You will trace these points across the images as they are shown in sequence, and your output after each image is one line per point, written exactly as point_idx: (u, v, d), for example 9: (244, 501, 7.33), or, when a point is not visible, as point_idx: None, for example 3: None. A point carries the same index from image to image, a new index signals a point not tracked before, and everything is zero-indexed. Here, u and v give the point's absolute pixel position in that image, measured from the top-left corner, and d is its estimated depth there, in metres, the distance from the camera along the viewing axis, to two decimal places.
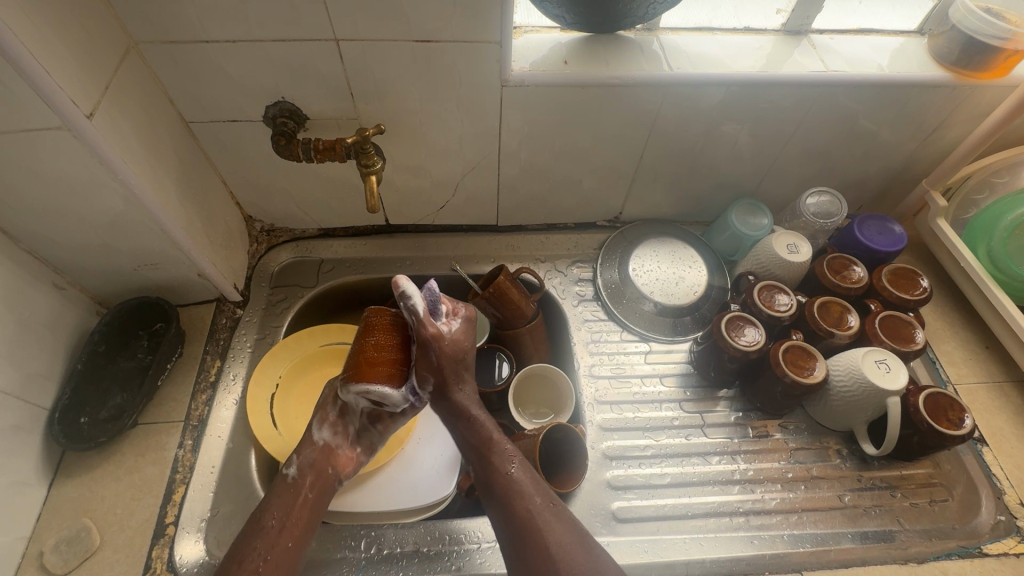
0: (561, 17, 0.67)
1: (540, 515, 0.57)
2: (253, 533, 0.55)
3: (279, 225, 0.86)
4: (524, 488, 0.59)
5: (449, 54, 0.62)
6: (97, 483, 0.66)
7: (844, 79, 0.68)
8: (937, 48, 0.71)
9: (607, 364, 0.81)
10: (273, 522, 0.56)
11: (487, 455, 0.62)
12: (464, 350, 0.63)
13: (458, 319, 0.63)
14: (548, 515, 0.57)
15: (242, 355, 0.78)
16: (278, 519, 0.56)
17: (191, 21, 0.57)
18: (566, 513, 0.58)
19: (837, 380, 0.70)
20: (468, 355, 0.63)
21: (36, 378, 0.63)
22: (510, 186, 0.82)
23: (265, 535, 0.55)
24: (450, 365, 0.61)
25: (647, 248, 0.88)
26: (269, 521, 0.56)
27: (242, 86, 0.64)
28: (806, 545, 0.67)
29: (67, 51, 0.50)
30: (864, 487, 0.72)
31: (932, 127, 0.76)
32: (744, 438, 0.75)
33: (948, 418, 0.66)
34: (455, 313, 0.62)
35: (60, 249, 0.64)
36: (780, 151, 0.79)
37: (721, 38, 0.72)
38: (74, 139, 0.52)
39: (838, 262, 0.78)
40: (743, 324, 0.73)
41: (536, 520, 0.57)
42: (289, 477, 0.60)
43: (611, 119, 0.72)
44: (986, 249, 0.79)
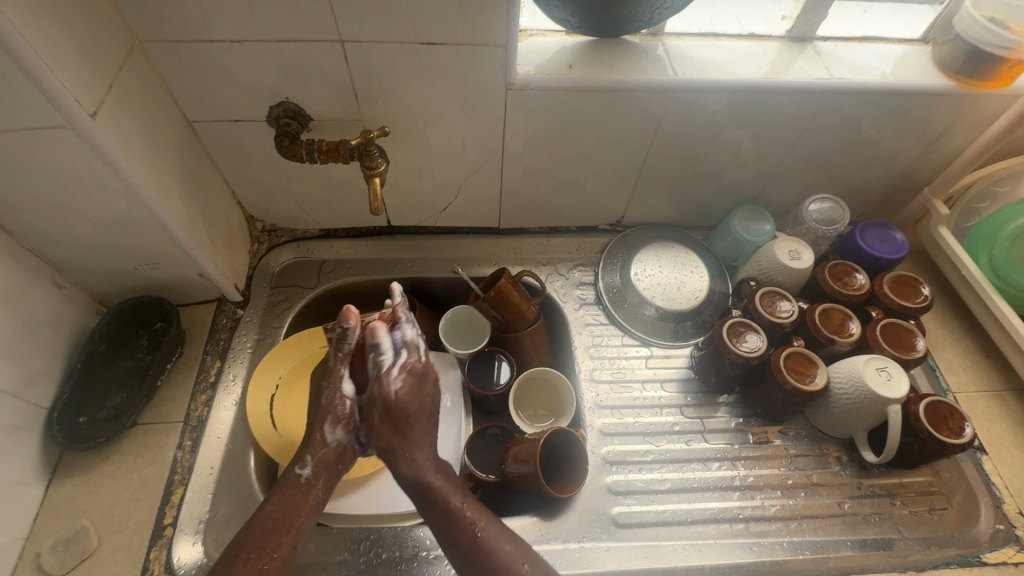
0: (566, 21, 0.67)
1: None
2: (260, 532, 0.55)
3: (280, 224, 0.85)
4: (502, 554, 0.56)
5: (454, 57, 0.62)
6: (96, 484, 0.66)
7: (849, 87, 0.68)
8: (941, 57, 0.71)
9: (607, 368, 0.81)
10: (282, 523, 0.56)
11: (451, 523, 0.58)
12: (409, 408, 0.65)
13: (407, 378, 0.65)
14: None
15: (242, 356, 0.77)
16: (286, 520, 0.56)
17: (196, 21, 0.56)
18: (544, 569, 0.56)
19: (838, 387, 0.70)
20: (418, 415, 0.65)
21: (36, 377, 0.63)
22: (513, 189, 0.82)
23: (267, 535, 0.55)
24: (388, 431, 0.64)
25: (649, 253, 0.88)
26: (274, 523, 0.56)
27: (246, 86, 0.64)
28: (806, 553, 0.67)
29: (71, 49, 0.49)
30: (863, 494, 0.72)
31: (935, 136, 0.76)
32: (744, 444, 0.75)
33: (948, 427, 0.66)
34: (405, 371, 0.65)
35: (61, 248, 0.64)
36: (783, 157, 0.79)
37: (726, 44, 0.72)
38: (78, 138, 0.52)
39: (839, 269, 0.78)
40: (745, 330, 0.73)
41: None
42: (298, 476, 0.60)
43: (615, 124, 0.72)
44: (987, 257, 0.79)
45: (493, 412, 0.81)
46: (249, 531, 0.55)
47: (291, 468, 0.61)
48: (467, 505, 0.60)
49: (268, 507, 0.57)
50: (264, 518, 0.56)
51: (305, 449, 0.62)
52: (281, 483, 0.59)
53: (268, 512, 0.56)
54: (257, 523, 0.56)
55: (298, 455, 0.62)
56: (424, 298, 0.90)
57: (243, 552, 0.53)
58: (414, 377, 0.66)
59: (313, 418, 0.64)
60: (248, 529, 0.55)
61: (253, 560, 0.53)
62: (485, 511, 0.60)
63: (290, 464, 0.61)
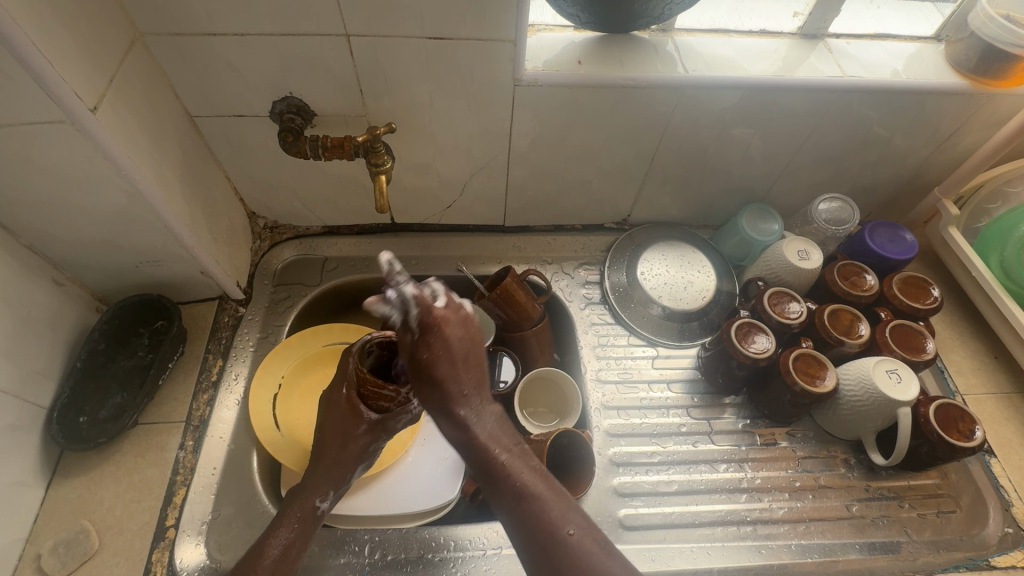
0: (575, 15, 0.66)
1: (576, 544, 0.50)
2: (270, 557, 0.53)
3: (282, 222, 0.84)
4: (549, 517, 0.51)
5: (462, 52, 0.61)
6: (97, 484, 0.65)
7: (861, 85, 0.67)
8: (954, 55, 0.70)
9: (614, 368, 0.80)
10: (291, 551, 0.54)
11: (495, 478, 0.53)
12: (446, 361, 0.51)
13: (430, 333, 0.49)
14: (579, 550, 0.50)
15: (244, 355, 0.76)
16: (295, 546, 0.55)
17: (200, 14, 0.55)
18: (598, 533, 0.52)
19: (847, 390, 0.70)
20: (456, 366, 0.52)
21: (35, 377, 0.62)
22: (519, 187, 0.81)
23: (277, 563, 0.53)
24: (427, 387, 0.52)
25: (655, 251, 0.87)
26: (284, 550, 0.54)
27: (249, 81, 0.62)
28: (813, 556, 0.67)
29: (72, 42, 0.48)
30: (871, 496, 0.72)
31: (946, 135, 0.75)
32: (751, 446, 0.75)
33: (958, 429, 0.65)
34: (428, 327, 0.49)
35: (60, 245, 0.63)
36: (793, 155, 0.78)
37: (737, 40, 0.71)
38: (77, 133, 0.51)
39: (848, 269, 0.77)
40: (753, 331, 0.72)
41: (572, 554, 0.49)
42: (316, 508, 0.57)
43: (624, 121, 0.71)
44: (998, 259, 0.79)
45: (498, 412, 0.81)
46: (258, 557, 0.53)
47: (305, 497, 0.57)
48: (514, 457, 0.54)
49: (280, 533, 0.54)
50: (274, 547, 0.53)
51: (327, 479, 0.58)
52: (295, 505, 0.57)
53: (279, 540, 0.54)
54: (266, 547, 0.53)
55: (315, 484, 0.58)
56: None
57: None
58: (439, 330, 0.50)
59: (348, 456, 0.59)
60: (260, 552, 0.53)
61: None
62: (532, 464, 0.54)
63: (310, 493, 0.57)
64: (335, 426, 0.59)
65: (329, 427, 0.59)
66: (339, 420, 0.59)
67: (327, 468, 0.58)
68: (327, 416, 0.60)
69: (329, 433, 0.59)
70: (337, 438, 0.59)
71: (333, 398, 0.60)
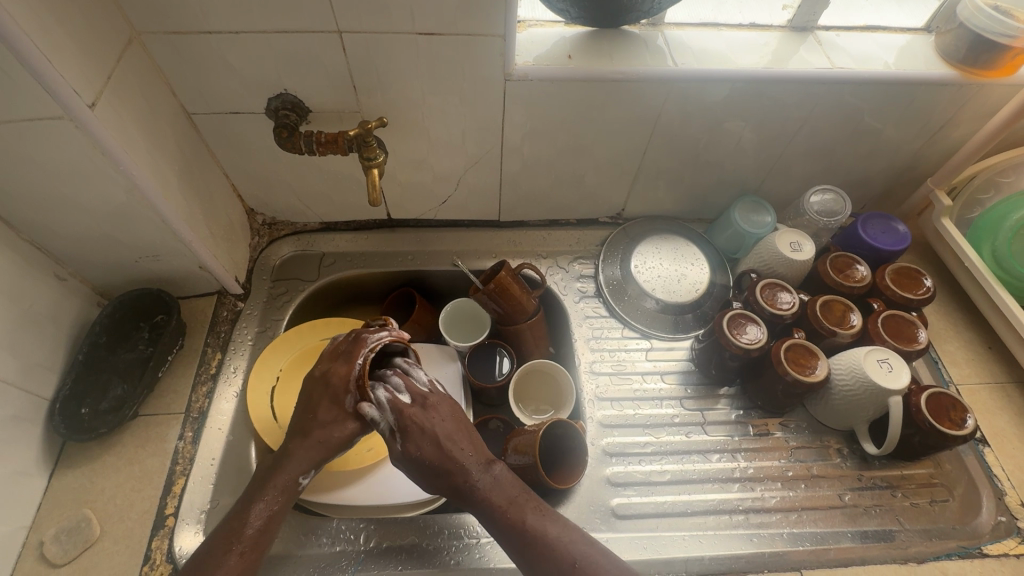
0: (565, 11, 0.67)
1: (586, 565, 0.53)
2: (252, 531, 0.54)
3: (280, 218, 0.86)
4: (536, 528, 0.56)
5: (451, 47, 0.62)
6: (98, 474, 0.66)
7: (850, 76, 0.67)
8: (944, 46, 0.70)
9: (607, 360, 0.80)
10: (271, 523, 0.56)
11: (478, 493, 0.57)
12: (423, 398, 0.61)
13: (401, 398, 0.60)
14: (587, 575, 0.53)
15: (242, 348, 0.77)
16: (273, 520, 0.56)
17: (194, 12, 0.56)
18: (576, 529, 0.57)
19: (839, 379, 0.70)
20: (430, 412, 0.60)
21: (38, 369, 0.63)
22: (513, 181, 0.82)
23: (257, 534, 0.55)
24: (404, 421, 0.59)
25: (650, 245, 0.88)
26: (256, 523, 0.55)
27: (245, 78, 0.64)
28: (805, 544, 0.67)
29: (70, 39, 0.49)
30: (864, 486, 0.72)
31: (937, 126, 0.76)
32: (744, 437, 0.75)
33: (950, 418, 0.66)
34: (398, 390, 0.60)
35: (61, 239, 0.64)
36: (784, 148, 0.78)
37: (726, 34, 0.72)
38: (75, 128, 0.52)
39: (840, 261, 0.78)
40: (745, 321, 0.73)
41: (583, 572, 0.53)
42: (297, 484, 0.58)
43: (615, 115, 0.71)
44: (991, 249, 0.79)
45: (493, 404, 0.82)
46: (239, 527, 0.54)
47: (284, 472, 0.57)
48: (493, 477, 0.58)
49: (261, 505, 0.56)
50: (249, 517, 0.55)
51: (308, 459, 0.58)
52: (276, 479, 0.57)
53: (260, 512, 0.55)
54: (248, 520, 0.55)
55: (297, 462, 0.58)
56: (425, 291, 0.91)
57: (228, 552, 0.53)
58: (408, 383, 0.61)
59: (321, 436, 0.59)
60: (242, 526, 0.54)
61: (247, 553, 0.54)
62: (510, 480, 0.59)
63: (291, 470, 0.57)
64: (324, 407, 0.59)
65: (317, 407, 0.60)
66: (329, 403, 0.60)
67: (311, 448, 0.58)
68: (319, 392, 0.60)
69: (315, 412, 0.59)
70: (322, 420, 0.59)
71: (329, 379, 0.60)
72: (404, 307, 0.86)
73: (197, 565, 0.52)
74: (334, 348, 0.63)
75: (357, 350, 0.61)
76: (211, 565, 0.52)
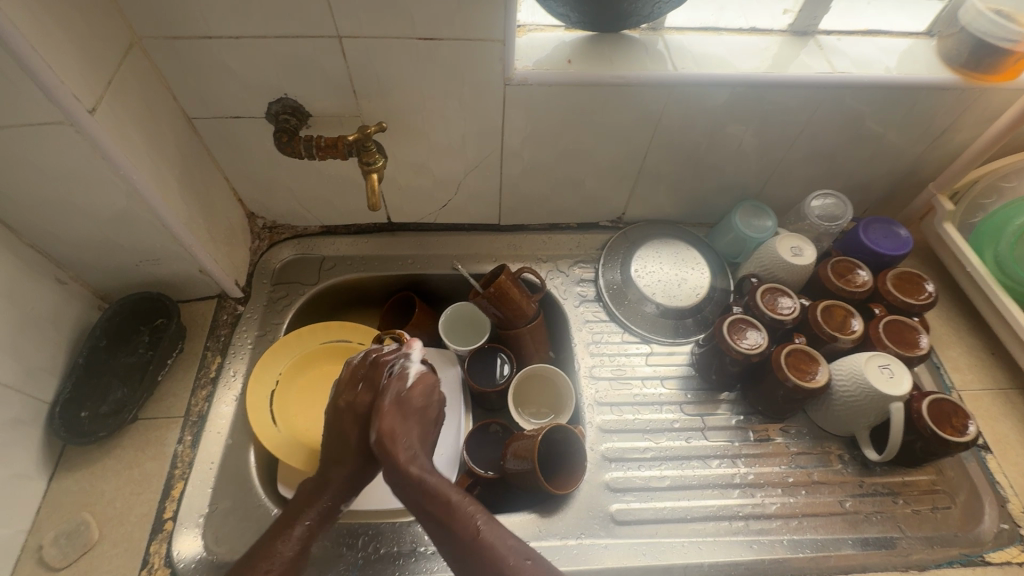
0: (565, 16, 0.66)
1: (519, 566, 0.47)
2: (288, 554, 0.54)
3: (281, 222, 0.86)
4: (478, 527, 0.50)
5: (451, 52, 0.62)
6: (97, 477, 0.66)
7: (850, 81, 0.67)
8: (946, 50, 0.70)
9: (607, 365, 0.80)
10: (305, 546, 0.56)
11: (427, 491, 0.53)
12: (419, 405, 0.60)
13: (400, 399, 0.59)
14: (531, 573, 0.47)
15: (242, 352, 0.77)
16: (309, 544, 0.56)
17: (194, 17, 0.57)
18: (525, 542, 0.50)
19: (839, 385, 0.70)
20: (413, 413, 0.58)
21: (38, 372, 0.64)
22: (513, 185, 0.82)
23: (293, 558, 0.54)
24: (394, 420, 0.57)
25: (650, 249, 0.88)
26: (292, 548, 0.54)
27: (245, 83, 0.64)
28: (805, 551, 0.67)
29: (70, 44, 0.50)
30: (865, 492, 0.72)
31: (939, 130, 0.75)
32: (744, 442, 0.75)
33: (952, 425, 0.65)
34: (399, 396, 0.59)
35: (61, 243, 0.65)
36: (785, 152, 0.78)
37: (726, 38, 0.72)
38: (75, 133, 0.52)
39: (842, 266, 0.77)
40: (745, 327, 0.72)
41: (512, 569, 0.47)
42: (335, 510, 0.58)
43: (615, 119, 0.71)
44: (993, 254, 0.79)
45: (493, 408, 0.82)
46: (276, 549, 0.54)
47: (324, 497, 0.58)
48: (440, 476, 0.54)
49: (300, 527, 0.56)
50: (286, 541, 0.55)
51: (343, 485, 0.58)
52: (314, 501, 0.58)
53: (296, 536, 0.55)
54: (284, 543, 0.54)
55: (333, 488, 0.58)
56: (425, 295, 0.91)
57: (265, 575, 0.52)
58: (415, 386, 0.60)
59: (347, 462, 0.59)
60: (279, 549, 0.54)
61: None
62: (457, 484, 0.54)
63: (330, 496, 0.58)
64: (358, 434, 0.59)
65: (345, 432, 0.59)
66: (357, 429, 0.59)
67: (347, 474, 0.59)
68: (348, 419, 0.60)
69: (350, 439, 0.59)
70: (357, 447, 0.59)
71: (355, 406, 0.60)
72: (404, 311, 0.86)
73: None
74: (353, 373, 0.62)
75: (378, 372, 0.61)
76: None
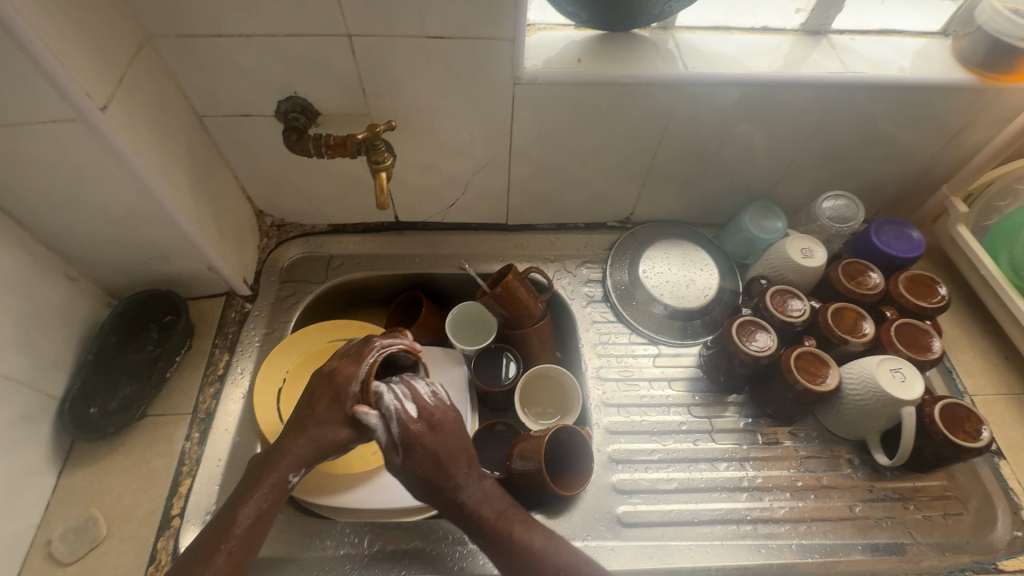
0: (576, 15, 0.66)
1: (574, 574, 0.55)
2: (240, 529, 0.53)
3: (289, 220, 0.86)
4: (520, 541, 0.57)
5: (461, 51, 0.62)
6: (106, 473, 0.67)
7: (863, 82, 0.66)
8: (961, 50, 0.69)
9: (614, 366, 0.80)
10: (259, 522, 0.54)
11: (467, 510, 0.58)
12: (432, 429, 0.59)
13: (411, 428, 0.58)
14: None
15: (250, 350, 0.78)
16: (262, 519, 0.55)
17: (205, 16, 0.57)
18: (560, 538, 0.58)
19: (850, 389, 0.69)
20: (432, 438, 0.59)
21: (48, 368, 0.64)
22: (521, 185, 0.81)
23: (247, 534, 0.53)
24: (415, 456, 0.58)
25: (658, 250, 0.87)
26: (241, 524, 0.53)
27: (255, 82, 0.64)
28: (814, 556, 0.66)
29: (83, 43, 0.50)
30: (875, 498, 0.71)
31: (954, 132, 0.74)
32: (753, 445, 0.74)
33: (964, 429, 0.64)
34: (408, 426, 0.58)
35: (72, 240, 0.65)
36: (795, 153, 0.77)
37: (738, 38, 0.71)
38: (87, 131, 0.53)
39: (853, 268, 0.76)
40: (755, 328, 0.72)
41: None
42: (288, 483, 0.56)
43: (624, 119, 0.71)
44: (1008, 257, 0.77)
45: (499, 409, 0.81)
46: (228, 526, 0.53)
47: (276, 471, 0.56)
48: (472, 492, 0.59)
49: (250, 503, 0.54)
50: (233, 517, 0.54)
51: (300, 456, 0.57)
52: (270, 478, 0.56)
53: (247, 511, 0.54)
54: (236, 518, 0.54)
55: (287, 461, 0.56)
56: (432, 294, 0.90)
57: (215, 552, 0.52)
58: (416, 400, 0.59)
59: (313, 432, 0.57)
60: (230, 525, 0.53)
61: (235, 553, 0.53)
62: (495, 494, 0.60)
63: (283, 469, 0.56)
64: (323, 405, 0.58)
65: (317, 403, 0.59)
66: (329, 402, 0.58)
67: (303, 444, 0.57)
68: (323, 388, 0.59)
69: (314, 410, 0.58)
70: (320, 417, 0.58)
71: (335, 376, 0.59)
72: (410, 310, 0.86)
73: (185, 566, 0.51)
74: (346, 348, 0.63)
75: (367, 350, 0.61)
76: (198, 566, 0.51)
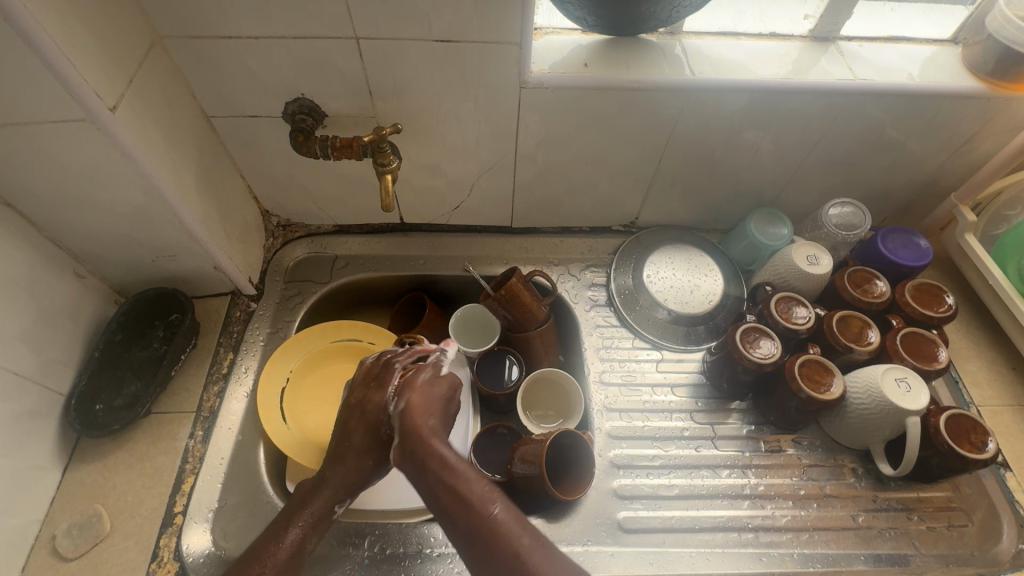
0: (583, 19, 0.66)
1: (529, 561, 0.46)
2: (284, 552, 0.55)
3: (295, 220, 0.86)
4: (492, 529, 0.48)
5: (468, 54, 0.62)
6: (110, 469, 0.67)
7: (871, 89, 0.66)
8: (971, 58, 0.68)
9: (617, 370, 0.80)
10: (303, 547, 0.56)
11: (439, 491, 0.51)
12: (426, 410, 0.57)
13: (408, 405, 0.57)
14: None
15: (254, 349, 0.78)
16: (307, 543, 0.57)
17: (215, 18, 0.57)
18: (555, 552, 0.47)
19: (854, 398, 0.69)
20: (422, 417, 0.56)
21: (54, 364, 0.65)
22: (526, 188, 0.81)
23: (290, 558, 0.55)
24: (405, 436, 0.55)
25: (662, 255, 0.87)
26: (285, 551, 0.55)
27: (263, 83, 0.65)
28: (816, 565, 0.66)
29: (94, 44, 0.50)
30: (879, 508, 0.70)
31: (963, 140, 0.74)
32: (755, 453, 0.74)
33: (970, 441, 0.63)
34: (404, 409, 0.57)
35: (81, 238, 0.66)
36: (802, 159, 0.77)
37: (746, 43, 0.71)
38: (97, 131, 0.53)
39: (859, 275, 0.76)
40: (759, 336, 0.71)
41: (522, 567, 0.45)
42: (331, 512, 0.58)
43: (630, 124, 0.71)
44: (1016, 267, 0.77)
45: (501, 411, 0.81)
46: (270, 549, 0.55)
47: (320, 498, 0.58)
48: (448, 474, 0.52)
49: (295, 530, 0.56)
50: (275, 541, 0.55)
51: (339, 488, 0.58)
52: (311, 505, 0.57)
53: (293, 537, 0.56)
54: (281, 540, 0.55)
55: (328, 492, 0.58)
56: (436, 296, 0.91)
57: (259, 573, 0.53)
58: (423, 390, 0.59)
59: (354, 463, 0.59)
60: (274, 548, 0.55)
61: None
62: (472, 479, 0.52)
63: (328, 497, 0.58)
64: (359, 434, 0.59)
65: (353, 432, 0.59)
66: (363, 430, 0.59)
67: (344, 473, 0.58)
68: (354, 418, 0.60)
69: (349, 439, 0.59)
70: (357, 447, 0.59)
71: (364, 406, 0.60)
72: (414, 312, 0.86)
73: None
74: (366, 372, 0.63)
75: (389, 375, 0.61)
76: None
